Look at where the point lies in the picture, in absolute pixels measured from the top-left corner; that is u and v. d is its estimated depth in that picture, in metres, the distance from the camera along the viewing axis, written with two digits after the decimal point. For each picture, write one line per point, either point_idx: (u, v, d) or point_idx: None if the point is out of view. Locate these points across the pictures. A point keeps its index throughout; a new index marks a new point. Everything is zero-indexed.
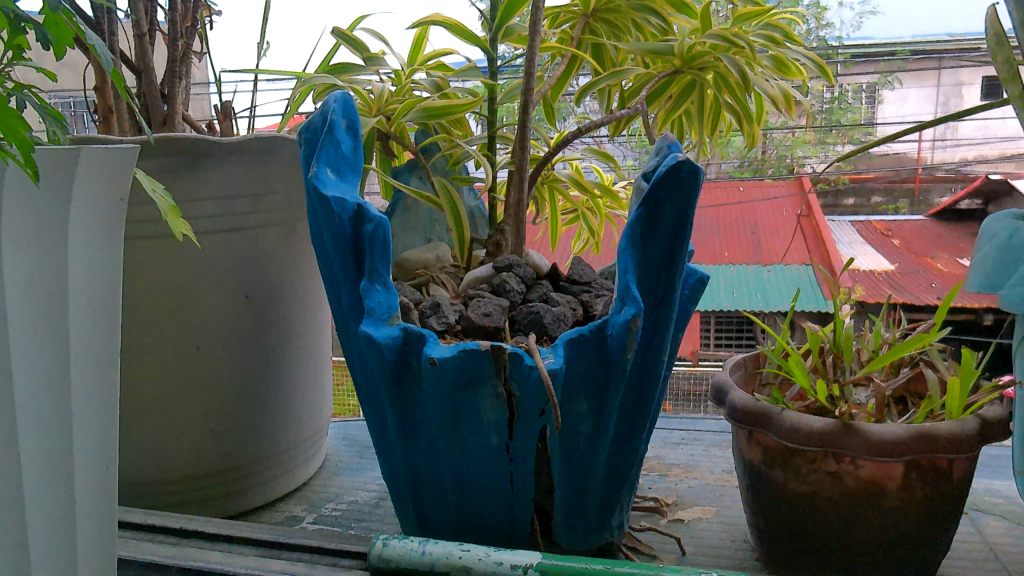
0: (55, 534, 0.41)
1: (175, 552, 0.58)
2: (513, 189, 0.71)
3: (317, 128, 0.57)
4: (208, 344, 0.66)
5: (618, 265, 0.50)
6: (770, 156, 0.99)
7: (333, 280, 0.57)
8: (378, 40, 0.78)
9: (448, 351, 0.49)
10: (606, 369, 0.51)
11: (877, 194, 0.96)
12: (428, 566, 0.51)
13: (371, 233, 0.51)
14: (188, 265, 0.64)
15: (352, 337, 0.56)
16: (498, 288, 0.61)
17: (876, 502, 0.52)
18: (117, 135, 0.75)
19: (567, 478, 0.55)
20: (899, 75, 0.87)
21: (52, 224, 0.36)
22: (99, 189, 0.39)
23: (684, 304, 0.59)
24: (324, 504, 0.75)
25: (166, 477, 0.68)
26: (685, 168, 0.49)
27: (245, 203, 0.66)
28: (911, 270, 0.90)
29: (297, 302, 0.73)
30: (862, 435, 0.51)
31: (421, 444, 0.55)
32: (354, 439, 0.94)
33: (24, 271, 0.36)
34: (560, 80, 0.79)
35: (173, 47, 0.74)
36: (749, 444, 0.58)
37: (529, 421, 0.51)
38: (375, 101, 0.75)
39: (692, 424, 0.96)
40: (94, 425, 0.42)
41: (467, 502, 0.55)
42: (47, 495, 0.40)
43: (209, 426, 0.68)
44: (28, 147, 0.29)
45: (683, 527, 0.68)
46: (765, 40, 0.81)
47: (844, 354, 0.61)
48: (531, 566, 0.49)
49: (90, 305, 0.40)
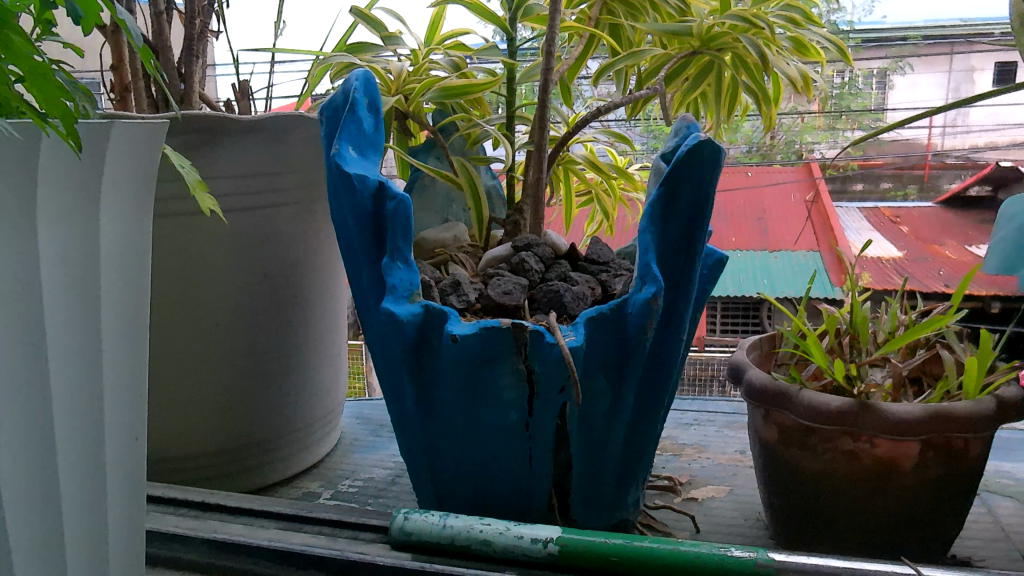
0: (88, 500, 0.42)
1: (197, 524, 0.59)
2: (533, 168, 0.70)
3: (338, 106, 0.57)
4: (225, 320, 0.67)
5: (638, 244, 0.51)
6: (780, 141, 0.98)
7: (353, 256, 0.57)
8: (396, 19, 0.78)
9: (470, 328, 0.49)
10: (624, 347, 0.52)
11: (886, 180, 0.94)
12: (450, 539, 0.52)
13: (393, 210, 0.51)
14: (209, 244, 0.65)
15: (372, 314, 0.56)
16: (516, 267, 0.61)
17: (888, 481, 0.53)
18: (134, 112, 0.75)
19: (583, 454, 0.55)
20: (911, 59, 0.87)
21: (84, 196, 0.37)
22: (130, 163, 0.39)
23: (703, 284, 0.59)
24: (341, 481, 0.76)
25: (184, 453, 0.69)
26: (706, 147, 0.49)
27: (262, 181, 0.66)
28: (918, 257, 0.92)
29: (312, 280, 0.73)
30: (878, 415, 0.51)
31: (439, 421, 0.55)
32: (368, 418, 0.95)
33: (57, 243, 0.36)
34: (577, 61, 0.78)
35: (189, 24, 0.74)
36: (765, 423, 0.58)
37: (548, 399, 0.51)
38: (394, 81, 0.74)
39: (703, 405, 0.97)
40: (126, 397, 0.43)
41: (484, 479, 0.56)
42: (80, 466, 0.41)
43: (227, 402, 0.69)
44: (69, 118, 0.29)
45: (696, 506, 0.69)
46: (785, 21, 0.80)
47: (861, 335, 0.61)
48: (551, 539, 0.50)
49: (123, 279, 0.41)
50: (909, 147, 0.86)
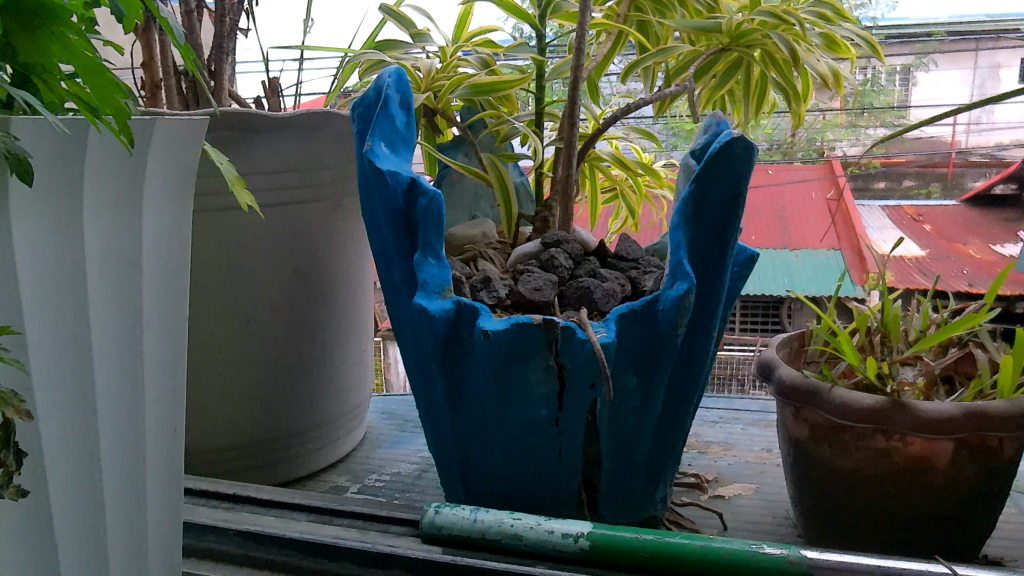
0: (130, 491, 0.43)
1: (230, 516, 0.60)
2: (562, 165, 0.70)
3: (370, 103, 0.58)
4: (256, 316, 0.68)
5: (670, 241, 0.51)
6: (800, 139, 0.96)
7: (385, 252, 0.58)
8: (425, 16, 0.78)
9: (501, 324, 0.50)
10: (654, 344, 0.52)
11: (908, 177, 0.91)
12: (481, 533, 0.52)
13: (425, 206, 0.52)
14: (241, 240, 0.65)
15: (403, 310, 0.57)
16: (546, 264, 0.62)
17: (921, 480, 0.53)
18: (165, 109, 0.76)
19: (613, 450, 0.56)
20: (934, 56, 0.85)
21: (128, 191, 0.37)
22: (172, 159, 0.40)
23: (734, 281, 0.59)
24: (368, 475, 0.77)
25: (215, 446, 0.70)
26: (739, 144, 0.49)
27: (293, 177, 0.67)
28: (942, 256, 0.90)
29: (340, 275, 0.74)
30: (911, 412, 0.51)
31: (470, 416, 0.56)
32: (393, 413, 0.95)
33: (102, 237, 0.37)
34: (605, 57, 0.78)
35: (219, 22, 0.75)
36: (795, 421, 0.58)
37: (580, 394, 0.51)
38: (423, 79, 0.74)
39: (728, 403, 0.96)
40: (166, 390, 0.44)
41: (513, 474, 0.56)
42: (123, 457, 0.41)
43: (258, 396, 0.70)
44: (123, 113, 0.30)
45: (723, 503, 0.69)
46: (816, 17, 0.81)
47: (892, 333, 0.61)
48: (582, 534, 0.50)
49: (164, 273, 0.41)
50: (934, 145, 0.86)
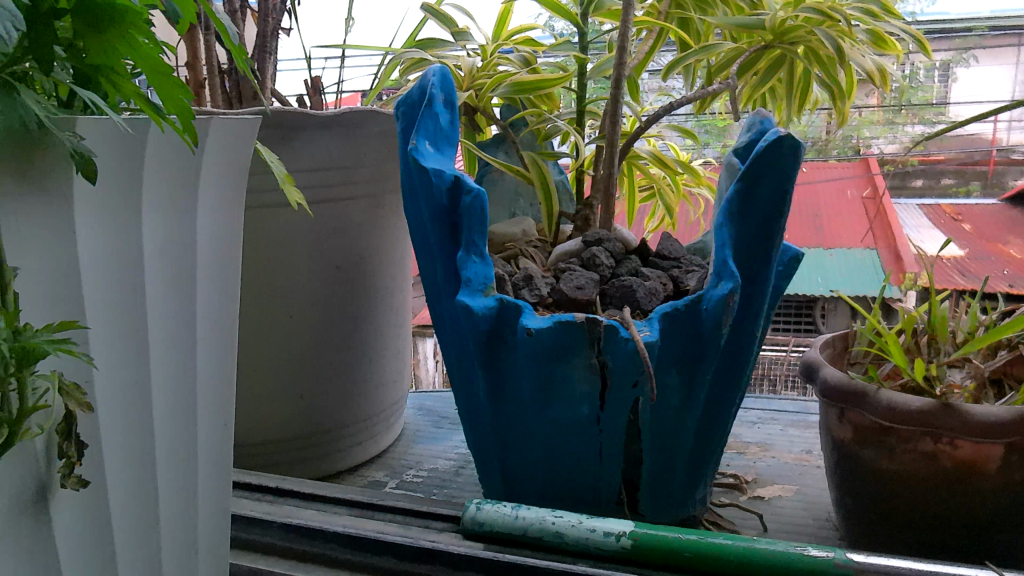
0: (183, 483, 0.43)
1: (273, 509, 0.61)
2: (603, 163, 0.70)
3: (414, 101, 0.58)
4: (298, 312, 0.69)
5: (715, 239, 0.51)
6: (836, 135, 0.93)
7: (428, 249, 0.58)
8: (466, 14, 0.78)
9: (544, 322, 0.50)
10: (698, 343, 0.52)
11: (947, 176, 0.90)
12: (522, 530, 0.52)
13: (469, 204, 0.52)
14: (284, 238, 0.66)
15: (446, 307, 0.57)
16: (587, 262, 0.62)
17: (970, 484, 0.52)
18: (209, 107, 0.78)
19: (655, 449, 0.55)
20: (975, 52, 0.83)
21: (184, 189, 0.38)
22: (225, 156, 0.40)
23: (778, 281, 0.58)
24: (406, 470, 0.77)
25: (258, 441, 0.71)
26: (786, 142, 0.49)
27: (336, 175, 0.68)
28: (980, 256, 0.88)
29: (380, 272, 0.75)
30: (960, 415, 0.51)
31: (511, 414, 0.56)
32: (430, 410, 0.96)
33: (160, 234, 0.38)
34: (646, 55, 0.78)
35: (263, 22, 0.76)
36: (840, 423, 0.57)
37: (622, 393, 0.51)
38: (464, 77, 0.75)
39: (767, 404, 0.95)
40: (217, 385, 0.45)
41: (554, 472, 0.56)
42: (177, 450, 0.42)
43: (300, 392, 0.71)
44: (186, 113, 0.31)
45: (763, 504, 0.68)
46: (862, 14, 0.81)
47: (939, 334, 0.60)
48: (624, 534, 0.50)
49: (216, 270, 0.42)
50: (974, 142, 0.85)
